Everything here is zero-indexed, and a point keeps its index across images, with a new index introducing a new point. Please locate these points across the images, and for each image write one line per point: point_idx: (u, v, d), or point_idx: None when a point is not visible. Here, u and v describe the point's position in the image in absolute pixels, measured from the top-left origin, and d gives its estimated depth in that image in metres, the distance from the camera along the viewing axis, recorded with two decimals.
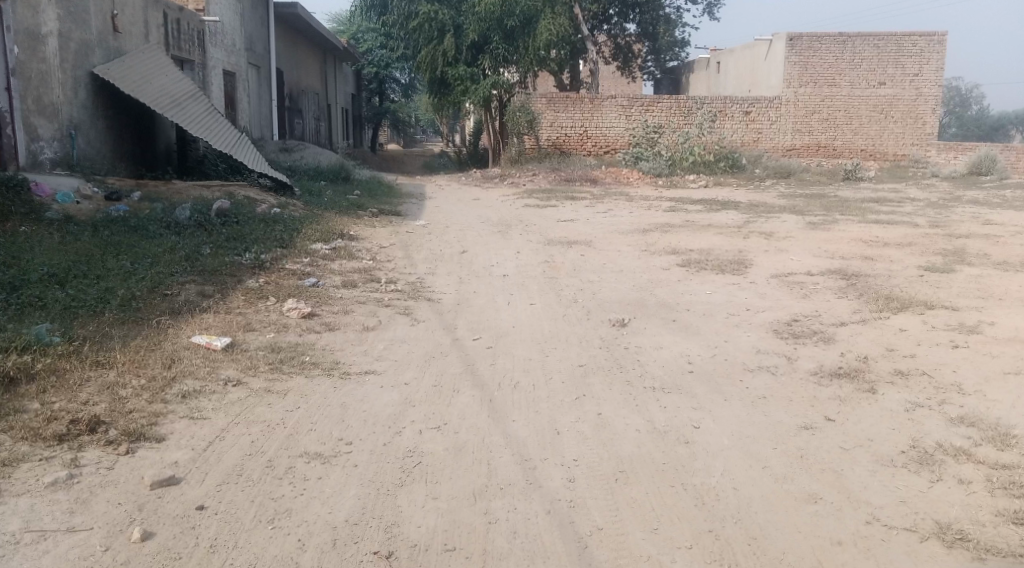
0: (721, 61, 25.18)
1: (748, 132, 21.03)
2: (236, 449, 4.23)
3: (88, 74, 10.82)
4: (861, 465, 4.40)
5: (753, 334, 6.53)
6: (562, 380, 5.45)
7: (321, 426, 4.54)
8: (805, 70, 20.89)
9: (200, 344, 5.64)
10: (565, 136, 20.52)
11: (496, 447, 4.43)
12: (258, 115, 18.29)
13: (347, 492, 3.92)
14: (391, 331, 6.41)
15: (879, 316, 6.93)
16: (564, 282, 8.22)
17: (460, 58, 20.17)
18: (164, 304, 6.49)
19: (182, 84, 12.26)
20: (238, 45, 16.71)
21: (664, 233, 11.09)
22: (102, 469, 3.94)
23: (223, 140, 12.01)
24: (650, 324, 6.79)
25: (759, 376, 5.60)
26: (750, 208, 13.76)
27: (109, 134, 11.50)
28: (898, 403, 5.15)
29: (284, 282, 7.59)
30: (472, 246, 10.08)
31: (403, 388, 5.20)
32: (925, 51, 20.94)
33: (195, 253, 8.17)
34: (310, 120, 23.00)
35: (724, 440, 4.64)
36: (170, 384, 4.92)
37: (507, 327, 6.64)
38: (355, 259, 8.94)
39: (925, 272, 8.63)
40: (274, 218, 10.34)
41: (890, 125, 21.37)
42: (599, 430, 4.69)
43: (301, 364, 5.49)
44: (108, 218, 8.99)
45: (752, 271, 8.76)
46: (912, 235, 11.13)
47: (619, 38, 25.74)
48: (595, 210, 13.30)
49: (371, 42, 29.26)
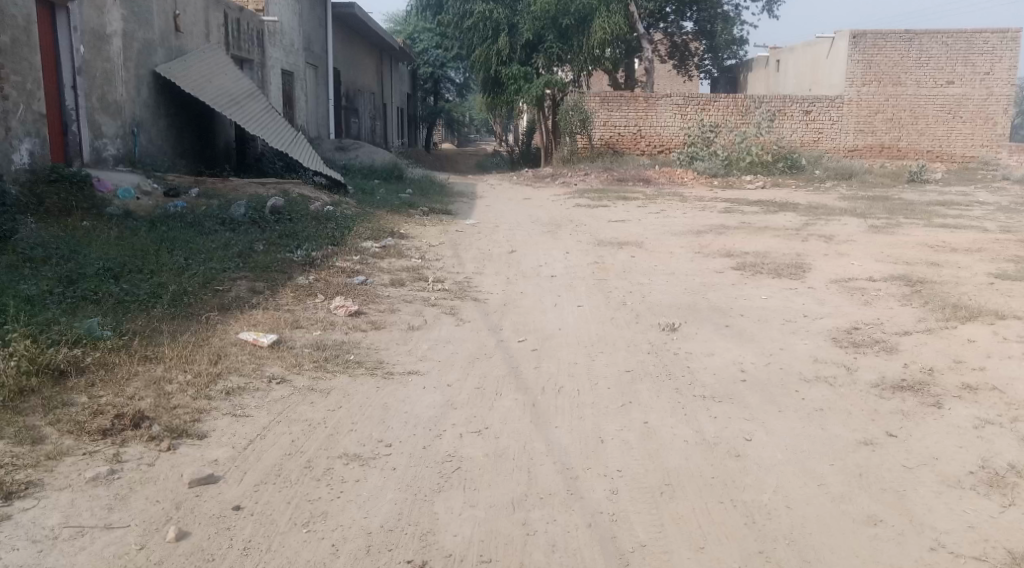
0: (781, 59, 24.74)
1: (808, 132, 20.64)
2: (276, 448, 4.20)
3: (149, 72, 10.97)
4: (925, 486, 4.22)
5: (810, 342, 6.34)
6: (608, 386, 5.33)
7: (361, 427, 4.49)
8: (869, 68, 20.40)
9: (248, 340, 5.64)
10: (619, 135, 20.30)
11: (538, 454, 4.34)
12: (315, 114, 18.45)
13: (384, 497, 3.87)
14: (438, 331, 6.36)
15: (946, 326, 6.67)
16: (613, 284, 8.09)
17: (514, 57, 20.26)
18: (214, 300, 6.52)
19: (240, 82, 12.37)
20: (297, 45, 16.85)
21: (718, 235, 10.89)
22: (144, 465, 3.95)
23: (280, 138, 12.10)
24: (702, 330, 6.63)
25: (815, 387, 5.42)
26: (808, 210, 13.46)
27: (170, 131, 11.66)
28: (965, 419, 4.94)
29: (333, 280, 7.59)
30: (521, 245, 10.00)
31: (446, 390, 5.14)
32: (998, 49, 20.24)
33: (248, 250, 8.22)
34: (366, 119, 23.14)
35: (776, 454, 4.48)
36: (215, 380, 4.92)
37: (553, 330, 6.53)
38: (404, 257, 8.92)
39: (994, 279, 8.31)
40: (327, 215, 10.38)
41: (958, 125, 20.75)
42: (645, 440, 4.57)
43: (345, 363, 5.46)
44: (165, 214, 9.09)
45: (809, 276, 8.53)
46: (981, 240, 10.75)
47: (676, 36, 25.50)
48: (647, 211, 13.12)
49: (427, 42, 29.39)
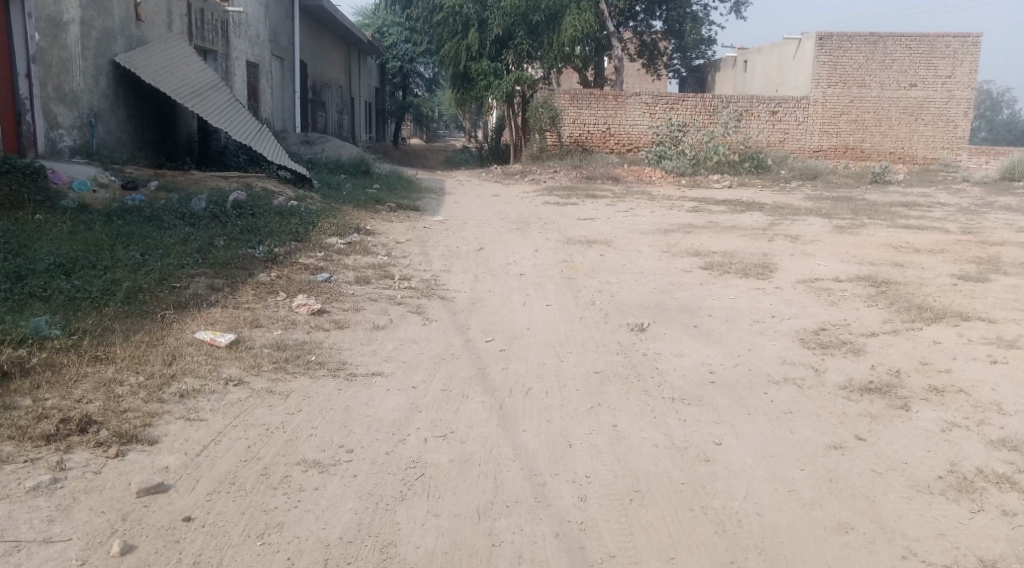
0: (748, 60, 24.82)
1: (775, 132, 20.69)
2: (231, 455, 4.02)
3: (108, 62, 10.67)
4: (895, 491, 4.14)
5: (778, 343, 6.27)
6: (577, 388, 5.21)
7: (321, 431, 4.33)
8: (835, 70, 20.52)
9: (204, 339, 5.45)
10: (588, 133, 20.21)
11: (505, 459, 4.20)
12: (280, 106, 18.13)
13: (344, 506, 3.71)
14: (403, 330, 6.21)
15: (911, 327, 6.64)
16: (582, 283, 7.97)
17: (484, 52, 20.01)
18: (170, 297, 6.31)
19: (203, 73, 12.09)
20: (263, 36, 16.55)
21: (686, 234, 10.83)
22: (89, 473, 3.75)
23: (243, 131, 11.85)
24: (670, 330, 6.53)
25: (784, 389, 5.34)
26: (774, 210, 13.46)
27: (129, 122, 11.36)
28: (932, 422, 4.88)
29: (295, 277, 7.39)
30: (489, 243, 9.86)
31: (410, 393, 4.99)
32: (959, 53, 20.44)
33: (208, 245, 7.99)
34: (333, 112, 22.85)
35: (747, 459, 4.39)
36: (168, 382, 4.72)
37: (521, 330, 6.40)
38: (369, 254, 8.74)
39: (958, 281, 8.31)
40: (291, 211, 10.17)
41: (920, 128, 20.93)
42: (614, 444, 4.46)
43: (306, 364, 5.28)
44: (122, 208, 8.83)
45: (776, 276, 8.47)
46: (944, 242, 10.79)
47: (645, 35, 25.49)
48: (616, 209, 13.03)
49: (396, 36, 29.14)
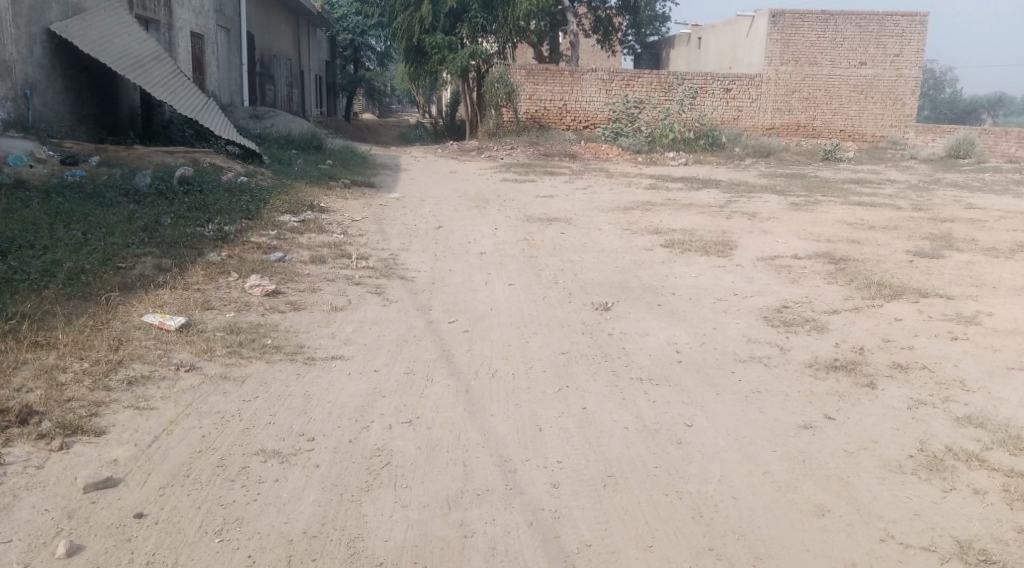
0: (702, 37, 24.82)
1: (729, 109, 20.66)
2: (184, 445, 3.82)
3: (44, 31, 10.22)
4: (868, 472, 4.07)
5: (742, 321, 6.19)
6: (543, 370, 5.08)
7: (280, 419, 4.14)
8: (787, 48, 20.59)
9: (152, 323, 5.21)
10: (544, 109, 20.04)
11: (473, 445, 4.05)
12: (227, 79, 17.63)
13: (306, 498, 3.54)
14: (362, 312, 6.02)
15: (872, 303, 6.61)
16: (544, 261, 7.83)
17: (437, 26, 19.69)
18: (115, 278, 6.04)
19: (146, 44, 11.66)
20: (208, 7, 16.05)
21: (645, 211, 10.73)
22: (30, 468, 3.53)
23: (189, 105, 11.46)
24: (634, 309, 6.43)
25: (751, 368, 5.27)
26: (731, 187, 13.45)
27: (68, 95, 10.92)
28: (899, 399, 4.84)
29: (246, 257, 7.13)
30: (447, 221, 9.67)
31: (372, 377, 4.81)
32: (906, 32, 20.65)
33: (154, 223, 7.70)
34: (282, 86, 22.34)
35: (719, 441, 4.29)
36: (114, 369, 4.50)
37: (484, 310, 6.26)
38: (324, 232, 8.50)
39: (914, 257, 8.33)
40: (240, 187, 9.86)
41: (869, 106, 21.10)
42: (584, 427, 4.34)
43: (262, 348, 5.07)
44: (62, 184, 8.48)
45: (736, 254, 8.42)
46: (897, 218, 10.85)
47: (600, 11, 25.43)
48: (573, 187, 12.90)
49: (347, 9, 28.57)
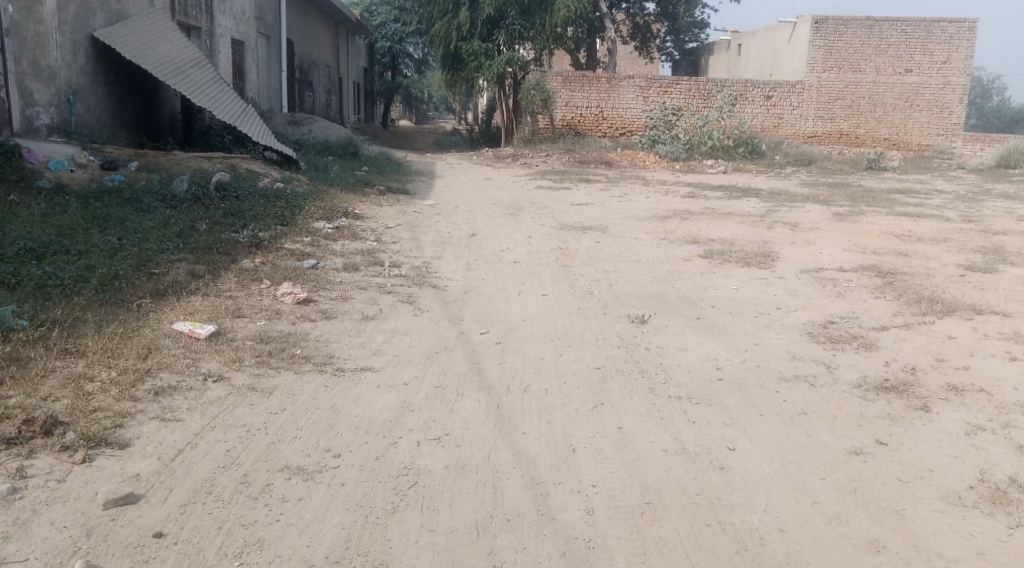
0: (742, 44, 24.48)
1: (769, 117, 20.36)
2: (208, 459, 3.73)
3: (87, 38, 10.29)
4: (924, 504, 3.87)
5: (786, 337, 5.99)
6: (578, 386, 4.92)
7: (307, 433, 4.04)
8: (829, 54, 20.23)
9: (183, 331, 5.15)
10: (580, 116, 19.84)
11: (503, 466, 3.92)
12: (266, 86, 17.70)
13: (329, 520, 3.42)
14: (393, 321, 5.92)
15: (923, 321, 6.38)
16: (579, 271, 7.68)
17: (474, 33, 19.66)
18: (148, 285, 5.99)
19: (187, 50, 11.70)
20: (249, 14, 16.13)
21: (683, 221, 10.54)
22: (52, 482, 3.45)
23: (228, 111, 11.47)
24: (672, 322, 6.26)
25: (796, 387, 5.07)
26: (772, 197, 13.19)
27: (110, 100, 10.99)
28: (956, 424, 4.63)
29: (280, 264, 7.07)
30: (482, 228, 9.56)
31: (401, 390, 4.69)
32: (954, 39, 20.17)
33: (189, 229, 7.67)
34: (320, 93, 22.42)
35: (764, 467, 4.11)
36: (141, 379, 4.42)
37: (517, 321, 6.12)
38: (358, 239, 8.43)
39: (966, 272, 8.05)
40: (276, 193, 9.83)
41: (915, 114, 20.67)
42: (620, 448, 4.18)
43: (292, 358, 4.99)
44: (101, 189, 8.50)
45: (779, 265, 8.20)
46: (946, 230, 10.52)
47: (638, 17, 25.18)
48: (610, 195, 12.75)
49: (385, 16, 28.60)
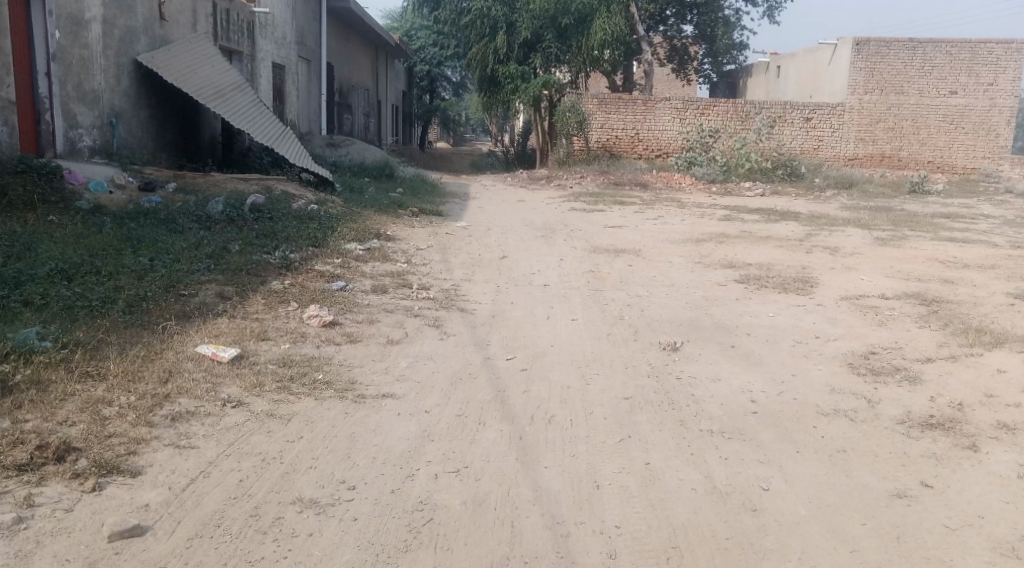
0: (782, 65, 24.21)
1: (809, 138, 20.08)
2: (220, 490, 3.65)
3: (131, 61, 10.39)
4: (973, 555, 3.72)
5: (825, 368, 5.78)
6: (604, 416, 4.77)
7: (323, 463, 3.96)
8: (872, 76, 19.91)
9: (206, 354, 5.07)
10: (616, 138, 19.72)
11: (524, 503, 3.81)
12: (305, 108, 17.82)
13: (339, 559, 3.33)
14: (419, 346, 5.81)
15: (970, 353, 6.12)
16: (610, 296, 7.53)
17: (512, 56, 19.68)
18: (175, 307, 5.94)
19: (227, 73, 11.77)
20: (290, 38, 16.27)
21: (719, 244, 10.34)
22: (58, 512, 3.38)
23: (265, 133, 11.50)
24: (705, 350, 6.08)
25: (834, 422, 4.88)
26: (811, 220, 12.92)
27: (151, 122, 11.08)
28: (1006, 465, 4.44)
29: (309, 286, 7.00)
30: (513, 251, 9.45)
31: (422, 418, 4.58)
32: (1002, 60, 19.72)
33: (221, 250, 7.65)
34: (359, 115, 22.55)
35: (799, 510, 3.96)
36: (159, 403, 4.32)
37: (544, 347, 5.98)
38: (389, 261, 8.35)
39: (1014, 300, 7.77)
40: (310, 214, 9.80)
41: (960, 136, 20.25)
42: (646, 486, 4.05)
43: (313, 384, 4.88)
44: (137, 210, 8.52)
45: (817, 291, 7.98)
46: (993, 256, 10.20)
47: (675, 40, 25.00)
48: (645, 217, 12.58)
49: (424, 40, 28.74)
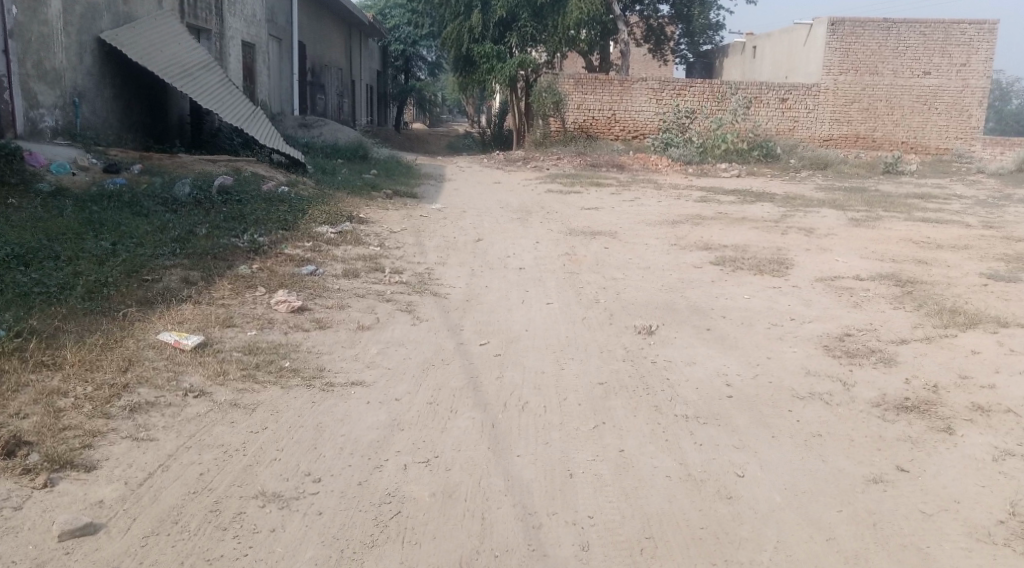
0: (758, 46, 24.16)
1: (784, 119, 20.06)
2: (179, 484, 3.53)
3: (95, 39, 10.12)
4: (950, 541, 3.66)
5: (800, 350, 5.72)
6: (578, 403, 4.68)
7: (287, 454, 3.84)
8: (847, 56, 19.88)
9: (168, 342, 4.91)
10: (593, 119, 19.60)
11: (495, 494, 3.71)
12: (277, 88, 17.52)
13: (302, 556, 3.23)
14: (390, 331, 5.68)
15: (945, 334, 6.08)
16: (585, 278, 7.43)
17: (487, 35, 19.42)
18: (138, 292, 5.77)
19: (196, 52, 11.51)
20: (261, 16, 15.96)
21: (695, 225, 10.26)
22: (6, 511, 3.26)
23: (235, 113, 11.26)
24: (681, 333, 6.00)
25: (810, 406, 4.81)
26: (786, 201, 12.87)
27: (117, 102, 10.81)
28: (981, 448, 4.39)
29: (278, 270, 6.83)
30: (489, 233, 9.31)
31: (392, 407, 4.45)
32: (974, 41, 19.76)
33: (187, 234, 7.45)
34: (332, 95, 22.25)
35: (775, 497, 3.89)
36: (117, 394, 4.17)
37: (519, 332, 5.87)
38: (361, 244, 8.19)
39: (987, 281, 7.75)
40: (280, 196, 9.61)
41: (933, 117, 20.28)
42: (620, 474, 3.96)
43: (279, 372, 4.74)
44: (101, 192, 8.30)
45: (793, 273, 7.93)
46: (966, 237, 10.19)
47: (652, 19, 24.89)
48: (622, 198, 12.48)
49: (399, 19, 28.44)
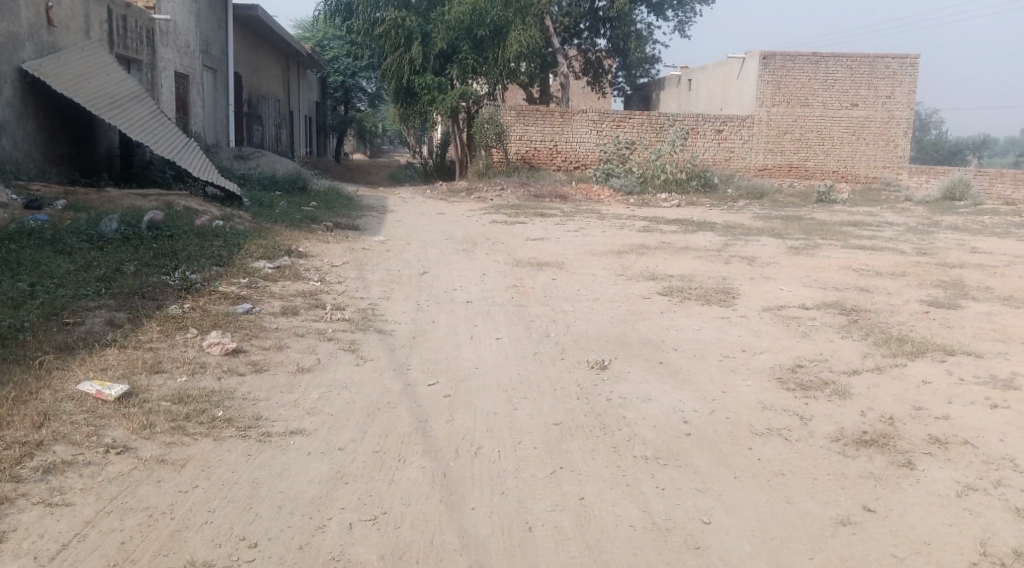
0: (693, 78, 24.46)
1: (721, 150, 20.28)
2: (96, 557, 3.24)
3: (16, 70, 9.66)
4: None
5: (755, 384, 5.56)
6: (534, 446, 4.43)
7: (220, 517, 3.53)
8: (778, 89, 20.16)
9: (89, 392, 4.52)
10: (534, 150, 19.51)
11: (448, 554, 3.44)
12: (211, 120, 17.08)
13: None
14: (331, 373, 5.37)
15: (894, 364, 5.99)
16: (534, 312, 7.20)
17: (427, 66, 19.26)
18: (58, 337, 5.38)
19: (125, 83, 11.09)
20: (193, 46, 15.55)
21: (639, 255, 10.14)
22: None
23: (166, 145, 10.85)
24: (634, 368, 5.79)
25: (770, 442, 4.64)
26: (726, 230, 12.88)
27: (40, 134, 10.33)
28: (943, 483, 4.26)
29: (211, 309, 6.47)
30: (433, 266, 9.05)
31: (335, 457, 4.15)
32: (898, 74, 20.26)
33: (113, 272, 7.05)
34: (270, 126, 21.81)
35: (743, 544, 3.69)
36: (29, 454, 3.80)
37: (468, 369, 5.61)
38: (301, 280, 7.87)
39: (929, 308, 7.75)
40: (215, 231, 9.23)
41: (862, 147, 20.67)
42: (582, 526, 3.71)
43: (211, 422, 4.39)
44: (20, 230, 7.84)
45: (740, 302, 7.82)
46: (902, 264, 10.23)
47: (589, 53, 25.11)
48: (565, 228, 12.35)
49: (338, 50, 28.46)
